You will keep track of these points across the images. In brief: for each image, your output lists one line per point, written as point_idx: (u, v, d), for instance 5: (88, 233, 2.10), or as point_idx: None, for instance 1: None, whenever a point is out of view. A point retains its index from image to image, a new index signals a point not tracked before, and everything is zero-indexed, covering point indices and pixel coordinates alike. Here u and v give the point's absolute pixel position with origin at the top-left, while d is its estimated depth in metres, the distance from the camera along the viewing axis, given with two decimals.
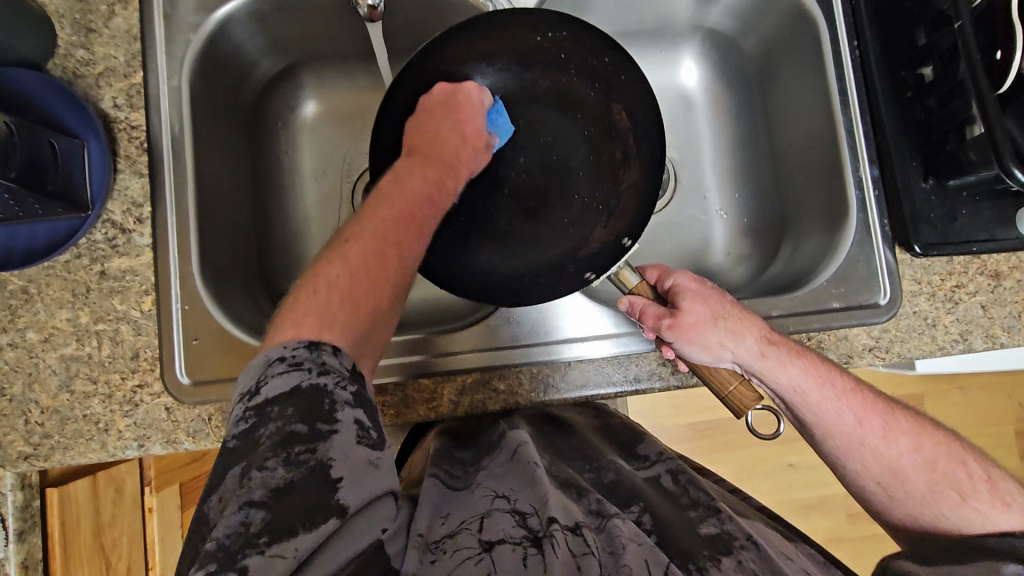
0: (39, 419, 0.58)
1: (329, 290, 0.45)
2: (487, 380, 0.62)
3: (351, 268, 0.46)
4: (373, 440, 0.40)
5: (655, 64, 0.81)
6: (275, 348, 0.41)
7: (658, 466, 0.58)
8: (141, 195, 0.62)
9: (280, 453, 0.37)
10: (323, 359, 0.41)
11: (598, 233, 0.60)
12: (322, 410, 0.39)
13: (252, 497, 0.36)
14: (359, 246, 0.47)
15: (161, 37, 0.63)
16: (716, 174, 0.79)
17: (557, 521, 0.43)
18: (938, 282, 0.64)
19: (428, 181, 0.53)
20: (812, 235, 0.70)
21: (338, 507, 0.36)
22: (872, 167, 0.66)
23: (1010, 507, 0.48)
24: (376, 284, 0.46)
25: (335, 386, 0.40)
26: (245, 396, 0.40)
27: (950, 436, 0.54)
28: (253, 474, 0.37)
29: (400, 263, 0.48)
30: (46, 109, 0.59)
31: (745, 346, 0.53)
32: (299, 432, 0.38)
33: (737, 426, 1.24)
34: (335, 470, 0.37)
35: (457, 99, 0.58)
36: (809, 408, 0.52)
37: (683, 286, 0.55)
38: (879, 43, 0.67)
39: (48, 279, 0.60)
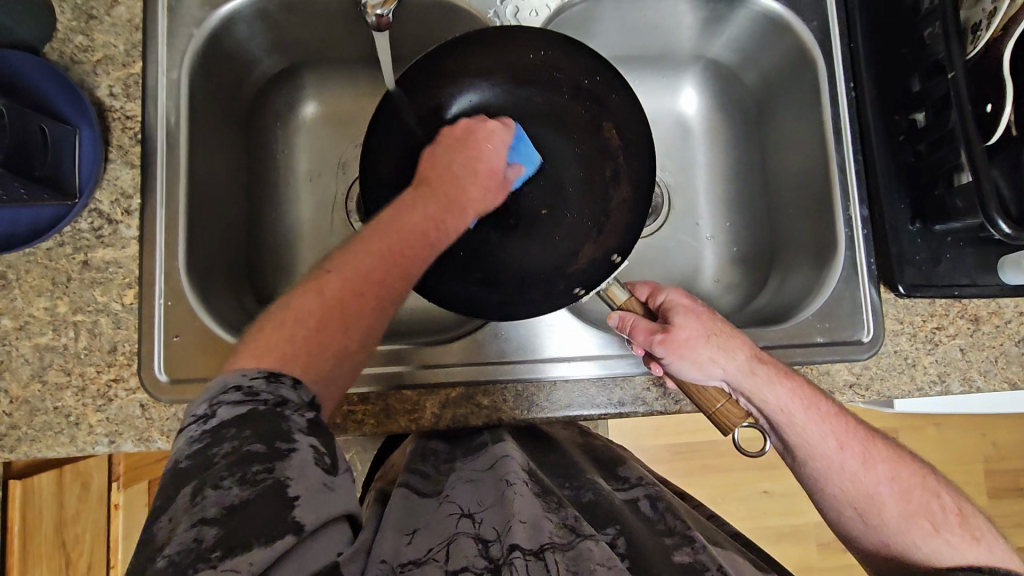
0: (8, 408, 0.57)
1: (297, 326, 0.45)
2: (471, 395, 0.62)
3: (325, 305, 0.47)
4: (329, 464, 0.40)
5: (654, 90, 0.82)
6: (231, 377, 0.42)
7: (636, 490, 0.58)
8: (131, 186, 0.60)
9: (236, 472, 0.37)
10: (280, 392, 0.42)
11: (587, 248, 0.60)
12: (279, 431, 0.39)
13: (206, 514, 0.35)
14: (338, 286, 0.48)
15: (164, 30, 0.63)
16: (710, 202, 0.81)
17: (518, 547, 0.40)
18: (920, 322, 0.65)
19: (428, 217, 0.53)
20: (801, 269, 0.71)
21: (294, 525, 0.35)
22: (862, 207, 0.67)
23: (978, 541, 0.50)
24: (343, 327, 0.47)
25: (292, 412, 0.41)
26: (198, 419, 0.40)
27: (926, 468, 0.54)
28: (207, 493, 0.36)
29: (376, 314, 0.49)
30: (41, 94, 0.58)
31: (736, 363, 0.53)
32: (256, 451, 0.38)
33: (715, 452, 1.25)
34: (293, 488, 0.37)
35: (475, 134, 0.57)
36: (794, 428, 0.53)
37: (675, 302, 0.56)
38: (875, 84, 0.68)
39: (28, 266, 0.58)
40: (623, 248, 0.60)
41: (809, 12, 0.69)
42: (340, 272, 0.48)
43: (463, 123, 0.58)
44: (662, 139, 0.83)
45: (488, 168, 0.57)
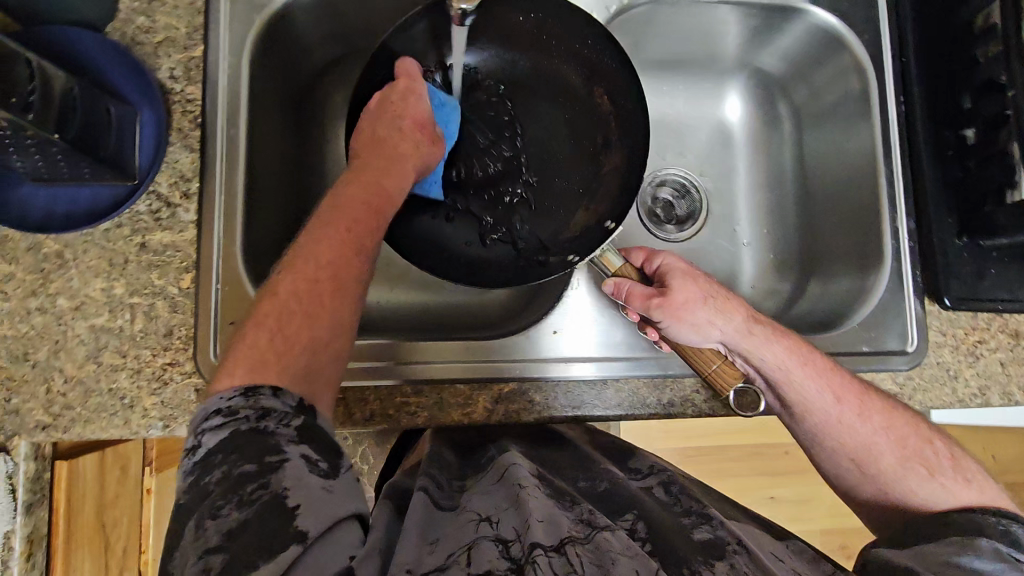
0: (62, 388, 0.56)
1: (258, 331, 0.45)
2: (524, 390, 0.62)
3: (279, 302, 0.47)
4: (325, 469, 0.40)
5: (698, 95, 0.82)
6: (212, 402, 0.42)
7: (650, 478, 0.57)
8: (190, 170, 0.60)
9: (232, 497, 0.37)
10: (261, 402, 0.41)
11: (579, 215, 0.68)
12: (265, 447, 0.39)
13: (208, 545, 0.35)
14: (292, 282, 0.48)
15: (226, 12, 0.62)
16: (749, 209, 0.81)
17: (540, 545, 0.40)
18: (963, 335, 0.67)
19: (370, 183, 0.55)
20: (842, 278, 0.72)
21: (297, 535, 0.35)
22: (909, 219, 0.68)
23: (970, 484, 0.53)
24: (308, 318, 0.47)
25: (277, 423, 0.40)
26: (189, 452, 0.40)
27: (919, 417, 0.58)
28: (207, 523, 0.36)
29: (337, 296, 0.48)
30: (103, 73, 0.58)
31: (732, 324, 0.56)
32: (247, 472, 0.38)
33: (726, 456, 1.28)
34: (291, 499, 0.37)
35: (386, 97, 0.60)
36: (791, 386, 0.56)
37: (673, 266, 0.59)
38: (927, 100, 0.69)
39: (85, 246, 0.58)
40: (613, 214, 0.66)
41: (864, 24, 0.70)
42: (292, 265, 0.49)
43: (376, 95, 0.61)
44: (706, 145, 0.83)
45: (411, 121, 0.60)
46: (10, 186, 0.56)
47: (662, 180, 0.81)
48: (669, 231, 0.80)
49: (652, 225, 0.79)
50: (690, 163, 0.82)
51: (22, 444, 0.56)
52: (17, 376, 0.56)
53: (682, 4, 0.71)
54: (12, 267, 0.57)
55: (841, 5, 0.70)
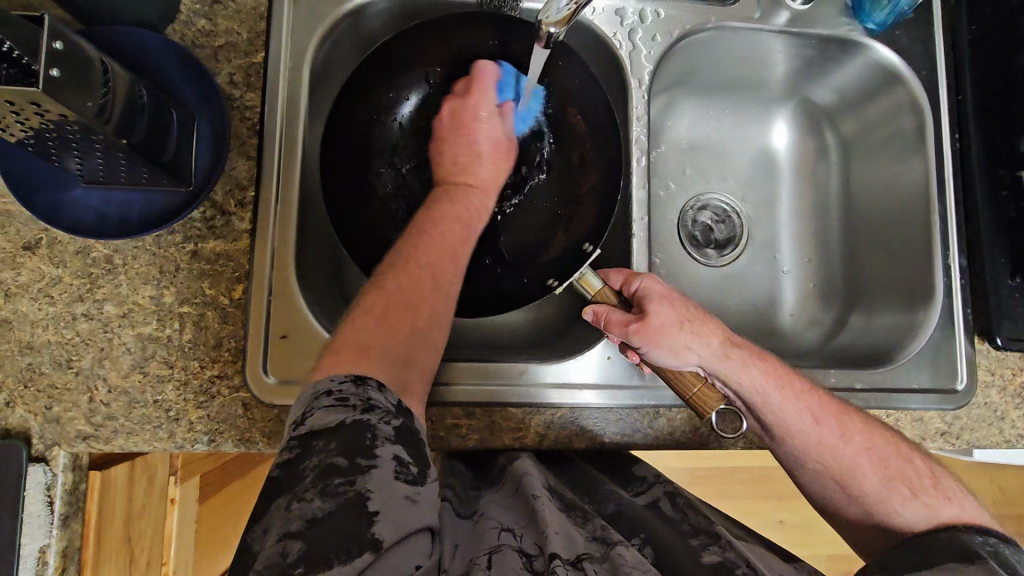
0: (105, 398, 0.55)
1: (364, 317, 0.48)
2: (574, 417, 0.61)
3: (383, 298, 0.49)
4: (412, 476, 0.39)
5: (746, 120, 0.82)
6: (322, 381, 0.43)
7: (655, 489, 0.57)
8: (246, 178, 0.59)
9: (318, 483, 0.36)
10: (369, 394, 0.42)
11: (559, 239, 0.65)
12: (362, 445, 0.38)
13: (291, 527, 0.35)
14: (397, 281, 0.50)
15: (289, 18, 0.61)
16: (791, 236, 0.80)
17: (559, 557, 0.40)
18: (1010, 375, 0.67)
19: (463, 207, 0.58)
20: (888, 312, 0.72)
21: (372, 540, 0.34)
22: (962, 257, 0.68)
23: (950, 501, 0.54)
24: (411, 308, 0.49)
25: (379, 419, 0.40)
26: (293, 424, 0.41)
27: (898, 435, 0.58)
28: (293, 504, 0.36)
29: (434, 286, 0.51)
30: (164, 75, 0.56)
31: (709, 349, 0.55)
32: (339, 465, 0.37)
33: (735, 478, 1.27)
34: (372, 502, 0.36)
35: (465, 117, 0.62)
36: (770, 410, 0.56)
37: (650, 290, 0.56)
38: (983, 138, 0.69)
39: (135, 251, 0.56)
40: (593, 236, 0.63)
41: (921, 61, 0.70)
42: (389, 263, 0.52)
43: (443, 111, 0.64)
44: (750, 170, 0.82)
45: (488, 143, 0.62)
46: (63, 187, 0.54)
47: (704, 205, 0.80)
48: (709, 255, 0.79)
49: (693, 249, 0.79)
50: (733, 188, 0.81)
51: (60, 455, 0.54)
52: (59, 384, 0.54)
53: (742, 30, 0.70)
54: (59, 271, 0.55)
55: (900, 41, 0.70)
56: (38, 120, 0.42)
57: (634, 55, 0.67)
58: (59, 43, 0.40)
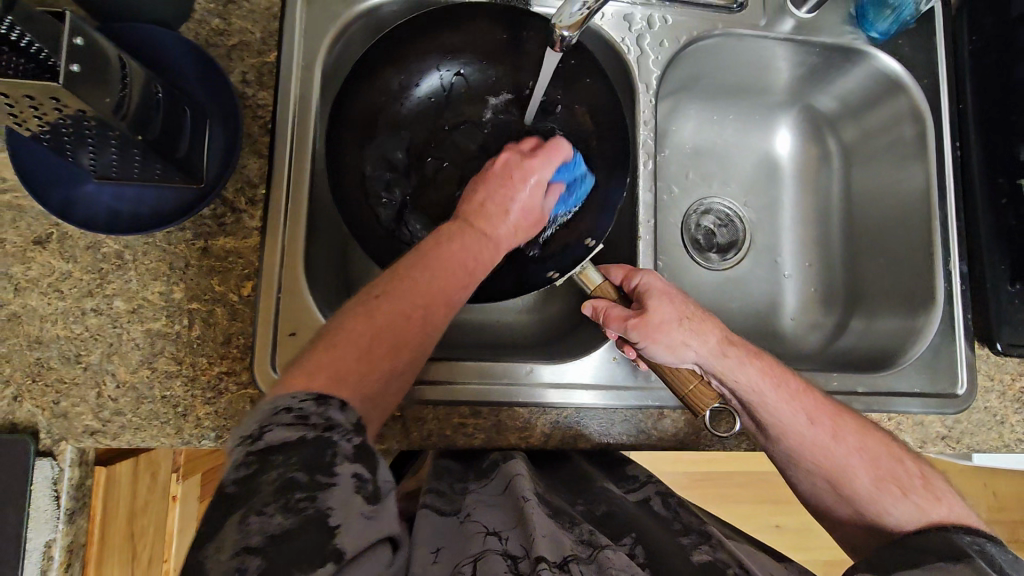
0: (113, 393, 0.55)
1: (348, 346, 0.43)
2: (580, 418, 0.62)
3: (373, 330, 0.45)
4: (371, 492, 0.35)
5: (749, 126, 0.83)
6: (281, 398, 0.38)
7: (647, 489, 0.57)
8: (257, 177, 0.59)
9: (279, 499, 0.33)
10: (330, 414, 0.38)
11: (560, 234, 0.64)
12: (321, 461, 0.35)
13: (249, 541, 0.32)
14: (389, 312, 0.46)
15: (302, 19, 0.62)
16: (792, 241, 0.81)
17: (545, 560, 0.39)
18: (1010, 381, 0.68)
19: (469, 251, 0.52)
20: (888, 316, 0.73)
21: (334, 553, 0.32)
22: (962, 264, 0.69)
23: (940, 502, 0.54)
24: (398, 346, 0.45)
25: (341, 437, 0.37)
26: (244, 441, 0.36)
27: (891, 437, 0.59)
28: (250, 519, 0.32)
29: (424, 326, 0.47)
30: (178, 74, 0.57)
31: (706, 347, 0.56)
32: (299, 479, 0.34)
33: (733, 482, 1.28)
34: (334, 518, 0.33)
35: (515, 172, 0.58)
36: (766, 409, 0.56)
37: (650, 285, 0.57)
38: (984, 147, 0.70)
39: (146, 248, 0.57)
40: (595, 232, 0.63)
41: (923, 70, 0.71)
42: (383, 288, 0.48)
43: (500, 158, 0.59)
44: (752, 175, 0.83)
45: (525, 204, 0.57)
46: (77, 183, 0.55)
47: (707, 209, 0.81)
48: (712, 259, 0.80)
49: (696, 253, 0.79)
50: (735, 192, 0.82)
51: (68, 450, 0.54)
52: (67, 379, 0.54)
53: (748, 37, 0.71)
54: (69, 266, 0.56)
55: (903, 50, 0.72)
56: (57, 115, 0.43)
57: (642, 60, 0.68)
58: (80, 40, 0.40)
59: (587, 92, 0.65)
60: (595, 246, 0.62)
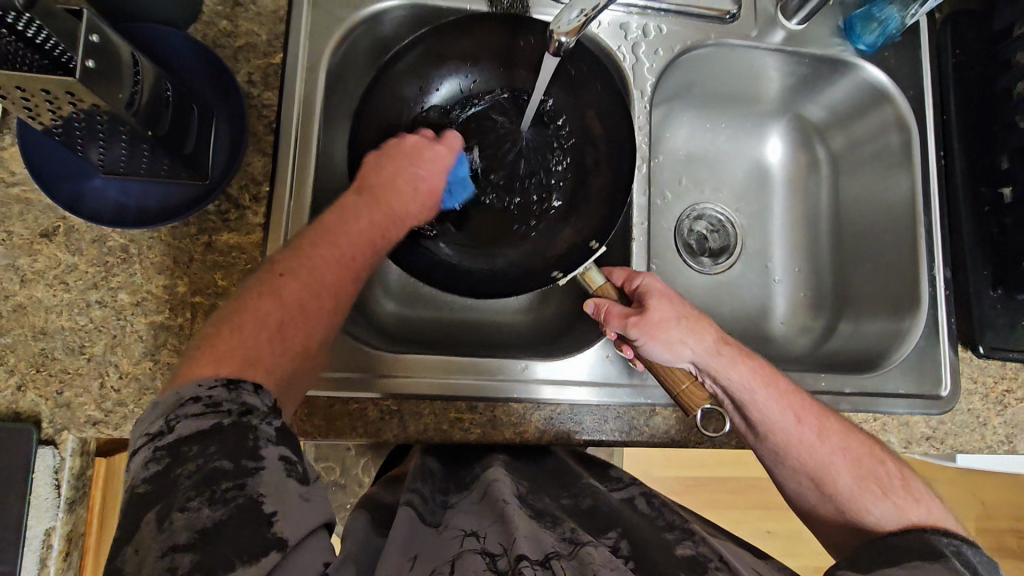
0: (116, 384, 0.55)
1: (255, 329, 0.44)
2: (573, 414, 0.63)
3: (281, 309, 0.45)
4: (301, 474, 0.37)
5: (741, 134, 0.85)
6: (188, 386, 0.38)
7: (630, 489, 0.58)
8: (261, 175, 0.61)
9: (204, 491, 0.34)
10: (244, 399, 0.38)
11: (567, 234, 0.68)
12: (245, 447, 0.36)
13: (177, 539, 0.32)
14: (295, 289, 0.47)
15: (307, 23, 0.64)
16: (782, 246, 0.83)
17: (525, 557, 0.39)
18: (992, 384, 0.70)
19: (374, 225, 0.55)
20: (875, 318, 0.75)
21: (276, 540, 0.34)
22: (946, 269, 0.71)
23: (919, 503, 0.55)
24: (305, 329, 0.46)
25: (261, 421, 0.38)
26: (153, 436, 0.36)
27: (873, 438, 0.60)
28: (177, 515, 0.33)
29: (332, 308, 0.49)
30: (186, 73, 0.58)
31: (704, 344, 0.57)
32: (225, 469, 0.35)
33: (725, 486, 1.29)
34: (267, 505, 0.35)
35: (422, 153, 0.61)
36: (757, 408, 0.58)
37: (651, 286, 0.59)
38: (966, 157, 0.72)
39: (151, 242, 0.58)
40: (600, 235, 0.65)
41: (909, 81, 0.74)
42: (298, 271, 0.48)
43: (409, 138, 0.62)
44: (744, 182, 0.85)
45: (427, 186, 0.60)
46: (85, 178, 0.56)
47: (700, 214, 0.83)
48: (705, 263, 0.82)
49: (689, 257, 0.81)
50: (727, 199, 0.84)
51: (70, 439, 0.55)
52: (71, 369, 0.55)
53: (739, 48, 0.74)
54: (75, 258, 0.57)
55: (889, 62, 0.74)
56: (70, 109, 0.44)
57: (637, 68, 0.70)
58: (96, 37, 0.42)
59: (585, 98, 0.68)
60: (598, 248, 0.63)
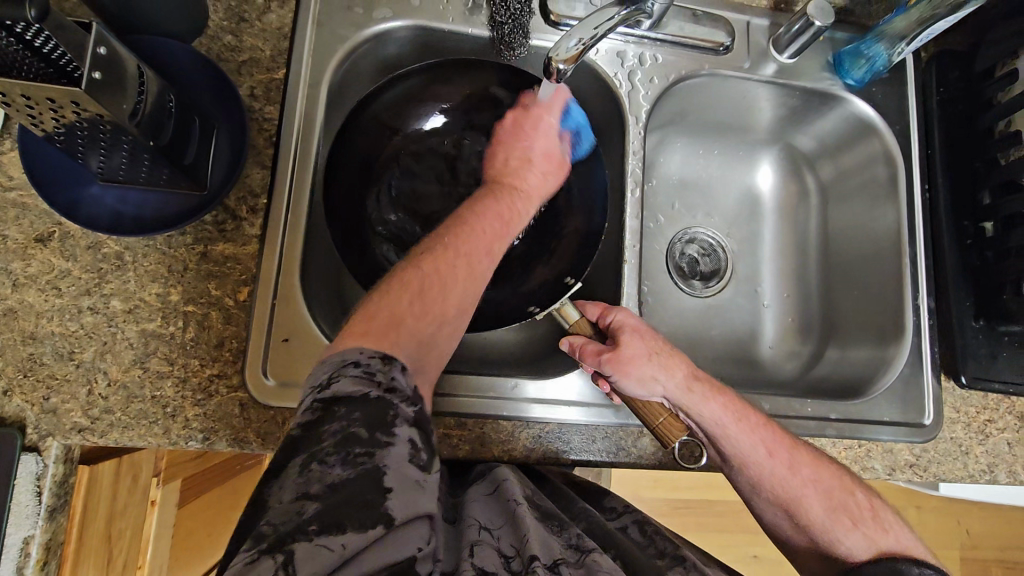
0: (104, 391, 0.55)
1: (400, 294, 0.49)
2: (562, 432, 0.63)
3: (422, 275, 0.51)
4: (423, 462, 0.40)
5: (733, 161, 0.87)
6: (352, 352, 0.43)
7: (625, 518, 0.58)
8: (259, 187, 0.61)
9: (339, 452, 0.37)
10: (392, 373, 0.43)
11: (542, 271, 0.69)
12: (383, 421, 0.39)
13: (309, 489, 0.36)
14: (432, 261, 0.52)
15: (311, 40, 0.65)
16: (772, 273, 0.84)
17: (539, 559, 0.42)
18: (974, 413, 0.71)
19: (499, 209, 0.60)
20: (861, 345, 0.76)
21: (385, 515, 0.36)
22: (930, 299, 0.73)
23: (888, 532, 0.57)
24: (443, 294, 0.50)
25: (400, 401, 0.41)
26: (316, 388, 0.42)
27: (844, 468, 0.61)
28: (313, 466, 0.37)
29: (470, 276, 0.53)
30: (189, 85, 0.60)
31: (674, 380, 0.58)
32: (360, 435, 0.38)
33: (711, 510, 1.28)
34: (389, 479, 0.37)
35: (523, 125, 0.67)
36: (728, 440, 0.58)
37: (623, 322, 0.59)
38: (949, 191, 0.74)
39: (146, 250, 0.58)
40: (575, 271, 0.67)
41: (894, 116, 0.76)
42: (434, 244, 0.54)
43: (509, 117, 0.68)
44: (735, 209, 0.87)
45: (541, 152, 0.66)
46: (82, 185, 0.57)
47: (691, 238, 0.84)
48: (695, 286, 0.83)
49: (681, 280, 0.82)
50: (719, 224, 0.86)
51: (54, 446, 0.55)
52: (59, 375, 0.55)
53: (732, 78, 0.76)
54: (68, 264, 0.57)
55: (877, 97, 0.76)
56: (74, 118, 0.45)
57: (633, 95, 0.72)
58: (104, 50, 0.43)
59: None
60: (571, 283, 0.66)
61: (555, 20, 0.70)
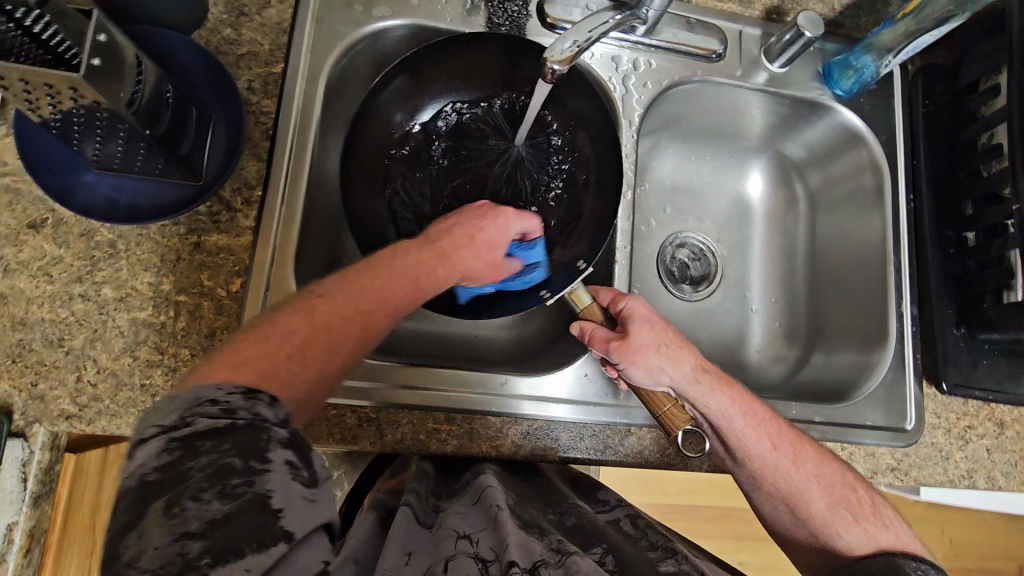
0: (93, 378, 0.55)
1: (282, 341, 0.47)
2: (551, 429, 0.64)
3: (311, 326, 0.48)
4: (307, 478, 0.38)
5: (724, 167, 0.88)
6: (208, 390, 0.40)
7: (618, 511, 0.59)
8: (255, 179, 0.62)
9: (215, 484, 0.34)
10: (258, 409, 0.40)
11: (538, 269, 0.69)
12: (256, 446, 0.37)
13: (185, 529, 0.33)
14: (326, 313, 0.49)
15: (309, 37, 0.66)
16: (760, 278, 0.86)
17: (516, 564, 0.40)
18: (955, 419, 0.72)
19: (416, 265, 0.54)
20: (846, 351, 0.77)
21: (284, 533, 0.34)
22: (914, 306, 0.74)
23: (888, 528, 0.58)
24: (327, 351, 0.49)
25: (273, 424, 0.39)
26: (167, 429, 0.37)
27: (849, 467, 0.62)
28: (186, 504, 0.33)
29: (362, 339, 0.51)
30: (187, 77, 0.60)
31: (682, 371, 0.58)
32: (235, 465, 0.35)
33: (698, 515, 1.29)
34: (276, 501, 0.35)
35: (488, 211, 0.61)
36: (733, 432, 0.59)
37: (635, 311, 0.59)
38: (933, 200, 0.76)
39: (139, 239, 0.58)
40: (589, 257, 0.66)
41: (882, 126, 0.78)
42: (342, 289, 0.51)
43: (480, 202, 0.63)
44: (725, 215, 0.88)
45: (491, 237, 0.59)
46: (77, 172, 0.57)
47: (682, 242, 0.85)
48: (685, 290, 0.84)
49: (670, 284, 0.83)
50: (709, 229, 0.87)
51: (40, 433, 0.54)
52: (48, 361, 0.55)
53: (725, 85, 0.77)
54: (61, 251, 0.57)
55: (865, 107, 0.78)
56: (71, 104, 0.45)
57: (626, 98, 0.73)
58: (104, 37, 0.43)
59: (575, 124, 0.71)
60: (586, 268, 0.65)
61: (551, 23, 0.71)
